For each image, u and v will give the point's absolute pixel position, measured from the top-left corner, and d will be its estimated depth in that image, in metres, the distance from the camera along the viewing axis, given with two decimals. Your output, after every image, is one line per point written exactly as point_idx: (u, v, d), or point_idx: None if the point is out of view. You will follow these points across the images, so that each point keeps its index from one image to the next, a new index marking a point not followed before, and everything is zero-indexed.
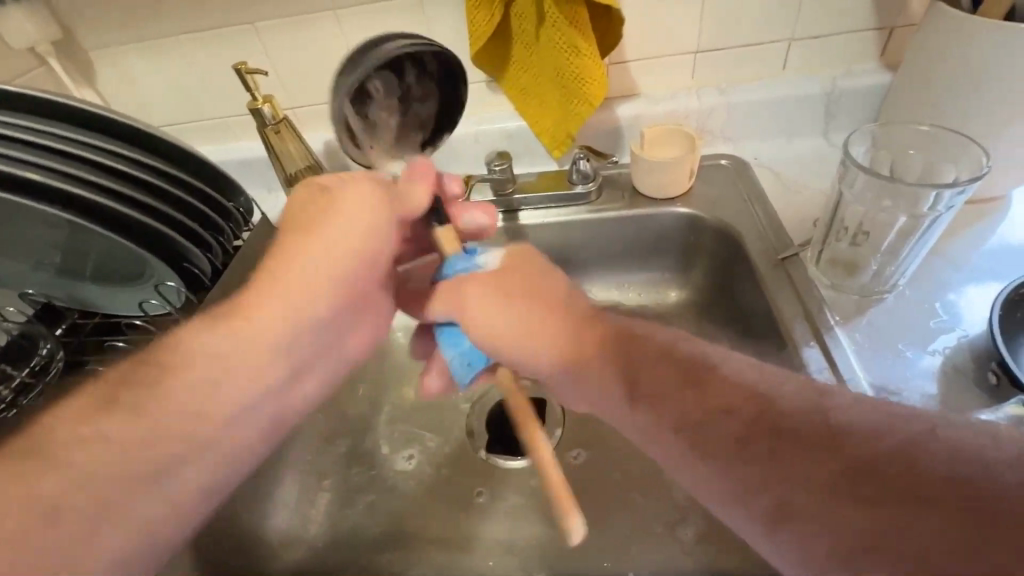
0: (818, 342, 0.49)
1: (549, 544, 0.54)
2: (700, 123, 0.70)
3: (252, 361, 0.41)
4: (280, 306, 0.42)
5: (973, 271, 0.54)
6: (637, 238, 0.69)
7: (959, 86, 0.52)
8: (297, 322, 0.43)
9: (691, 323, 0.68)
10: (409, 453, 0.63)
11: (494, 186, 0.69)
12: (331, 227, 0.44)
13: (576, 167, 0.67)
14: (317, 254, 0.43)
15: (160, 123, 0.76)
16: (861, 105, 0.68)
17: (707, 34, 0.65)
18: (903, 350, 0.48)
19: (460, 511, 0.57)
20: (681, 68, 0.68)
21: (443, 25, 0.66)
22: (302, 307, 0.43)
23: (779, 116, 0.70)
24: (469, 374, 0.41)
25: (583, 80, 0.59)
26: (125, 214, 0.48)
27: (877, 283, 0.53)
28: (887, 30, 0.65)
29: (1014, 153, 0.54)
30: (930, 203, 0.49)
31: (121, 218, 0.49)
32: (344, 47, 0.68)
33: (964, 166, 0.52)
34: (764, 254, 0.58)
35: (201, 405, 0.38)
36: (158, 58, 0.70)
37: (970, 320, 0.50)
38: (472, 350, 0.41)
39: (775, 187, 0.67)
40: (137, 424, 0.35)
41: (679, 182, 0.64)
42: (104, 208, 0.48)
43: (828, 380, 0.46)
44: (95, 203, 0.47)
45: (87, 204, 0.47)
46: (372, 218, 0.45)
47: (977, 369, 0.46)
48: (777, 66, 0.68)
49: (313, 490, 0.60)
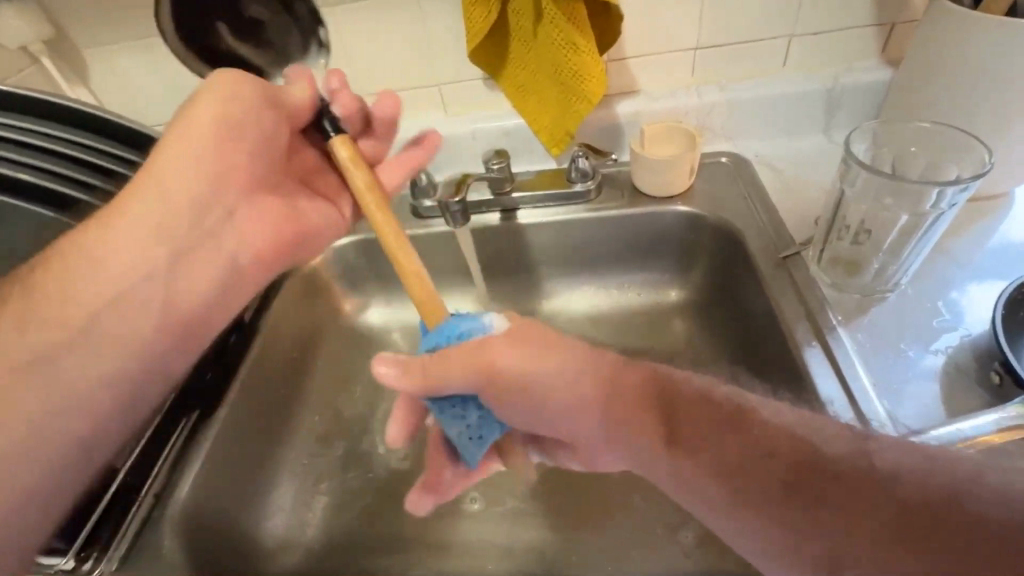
0: (820, 342, 0.49)
1: (548, 547, 0.54)
2: (699, 120, 0.70)
3: (131, 245, 0.44)
4: (152, 195, 0.44)
5: (976, 270, 0.53)
6: (636, 238, 0.68)
7: (961, 82, 0.52)
8: (169, 205, 0.45)
9: (691, 323, 0.68)
10: (407, 455, 0.62)
11: (492, 185, 0.68)
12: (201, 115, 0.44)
13: (575, 165, 0.67)
14: (188, 140, 0.44)
15: (155, 121, 0.76)
16: (862, 102, 0.68)
17: (706, 30, 0.64)
18: (906, 350, 0.48)
19: (457, 514, 0.57)
20: (681, 65, 0.67)
21: (440, 22, 0.65)
22: (175, 193, 0.45)
23: (780, 113, 0.69)
24: (477, 448, 0.40)
25: (582, 77, 0.58)
26: None
27: (879, 282, 0.53)
28: (888, 27, 0.64)
29: (1015, 151, 0.54)
30: (932, 201, 0.48)
31: None
32: (340, 44, 0.67)
33: (966, 164, 0.52)
34: (765, 252, 0.57)
35: (78, 294, 0.42)
36: (152, 56, 0.69)
37: (974, 320, 0.49)
38: (481, 423, 0.39)
39: (776, 185, 0.66)
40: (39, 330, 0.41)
41: (679, 180, 0.64)
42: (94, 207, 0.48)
43: (830, 380, 0.46)
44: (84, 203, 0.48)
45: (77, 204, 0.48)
46: (233, 107, 0.44)
47: (979, 369, 0.46)
48: (778, 62, 0.67)
49: (310, 492, 0.59)
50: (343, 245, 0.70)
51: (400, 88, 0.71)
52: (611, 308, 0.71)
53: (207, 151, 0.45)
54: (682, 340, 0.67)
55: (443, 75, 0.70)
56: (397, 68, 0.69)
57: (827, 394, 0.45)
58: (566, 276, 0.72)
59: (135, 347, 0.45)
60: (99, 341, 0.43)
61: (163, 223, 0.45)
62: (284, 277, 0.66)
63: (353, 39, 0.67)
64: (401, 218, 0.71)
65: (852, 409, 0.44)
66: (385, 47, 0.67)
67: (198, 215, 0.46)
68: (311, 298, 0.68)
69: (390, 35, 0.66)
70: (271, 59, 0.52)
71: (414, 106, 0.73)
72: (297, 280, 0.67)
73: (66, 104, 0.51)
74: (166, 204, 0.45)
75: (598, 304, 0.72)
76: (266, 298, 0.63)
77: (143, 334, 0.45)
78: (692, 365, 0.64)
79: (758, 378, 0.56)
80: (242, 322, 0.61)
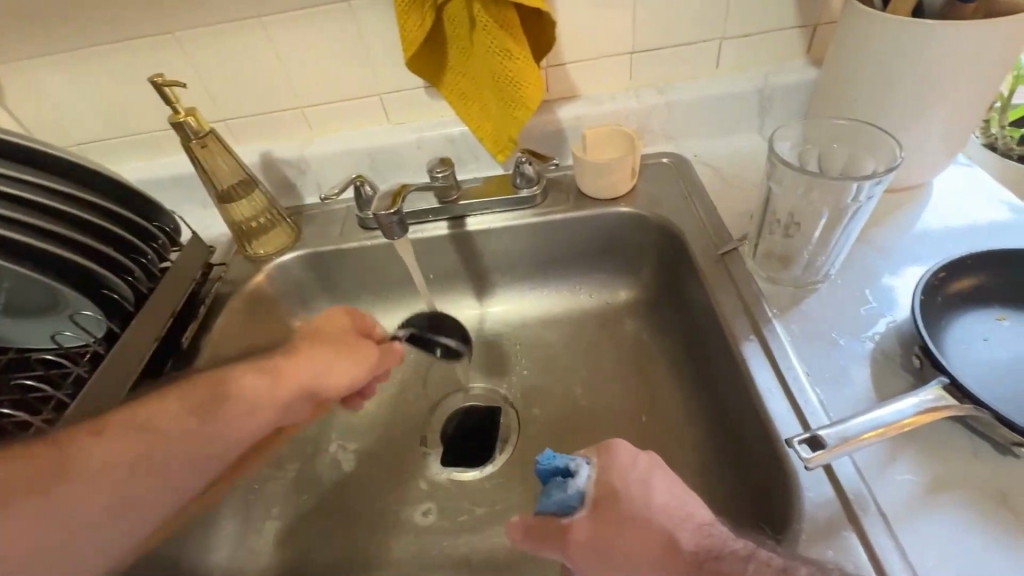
0: (757, 336, 0.50)
1: (509, 555, 0.53)
2: (640, 123, 0.71)
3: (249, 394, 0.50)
4: (262, 403, 0.50)
5: (899, 257, 0.56)
6: (584, 240, 0.69)
7: (876, 82, 0.54)
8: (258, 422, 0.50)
9: (641, 321, 0.69)
10: (363, 472, 0.61)
11: (438, 193, 0.68)
12: (315, 361, 0.53)
13: (520, 171, 0.67)
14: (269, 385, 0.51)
15: (83, 139, 0.72)
16: (791, 101, 0.70)
17: (640, 35, 0.66)
18: (837, 338, 0.49)
19: (413, 529, 0.56)
20: (618, 69, 0.69)
21: (373, 32, 0.64)
22: (262, 399, 0.50)
23: (716, 113, 0.71)
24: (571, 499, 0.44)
25: (518, 84, 0.58)
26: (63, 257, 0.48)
27: (810, 275, 0.55)
28: (811, 27, 0.67)
29: (926, 144, 0.57)
30: (853, 195, 0.50)
31: (54, 258, 0.48)
32: (274, 56, 0.65)
33: (881, 158, 0.54)
34: (705, 250, 0.59)
35: (146, 416, 0.45)
36: (71, 72, 0.65)
37: (898, 304, 0.51)
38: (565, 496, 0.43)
39: (715, 183, 0.68)
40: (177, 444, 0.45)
41: (621, 182, 0.65)
42: (46, 253, 0.47)
43: (766, 371, 0.47)
44: (40, 249, 0.47)
45: (29, 249, 0.47)
46: (357, 360, 0.55)
47: (903, 354, 0.47)
48: (711, 64, 0.69)
49: (259, 517, 0.57)
50: (287, 260, 0.68)
51: (340, 99, 0.70)
52: (565, 311, 0.72)
53: (296, 379, 0.52)
54: (633, 339, 0.68)
55: (382, 84, 0.69)
56: (334, 79, 0.68)
57: (764, 386, 0.46)
58: (518, 281, 0.72)
59: (114, 484, 0.42)
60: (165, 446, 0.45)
61: (183, 471, 0.45)
62: (225, 297, 0.64)
63: (286, 52, 0.65)
64: (348, 230, 0.70)
65: (788, 400, 0.45)
66: (320, 56, 0.66)
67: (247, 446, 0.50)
68: (256, 318, 0.66)
69: (323, 44, 0.65)
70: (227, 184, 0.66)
71: (356, 116, 0.72)
72: (239, 299, 0.64)
73: (14, 142, 0.51)
74: (240, 427, 0.49)
75: (551, 308, 0.72)
76: (206, 320, 0.61)
77: (119, 511, 0.42)
78: (642, 363, 0.65)
79: (703, 373, 0.57)
80: (181, 348, 0.59)
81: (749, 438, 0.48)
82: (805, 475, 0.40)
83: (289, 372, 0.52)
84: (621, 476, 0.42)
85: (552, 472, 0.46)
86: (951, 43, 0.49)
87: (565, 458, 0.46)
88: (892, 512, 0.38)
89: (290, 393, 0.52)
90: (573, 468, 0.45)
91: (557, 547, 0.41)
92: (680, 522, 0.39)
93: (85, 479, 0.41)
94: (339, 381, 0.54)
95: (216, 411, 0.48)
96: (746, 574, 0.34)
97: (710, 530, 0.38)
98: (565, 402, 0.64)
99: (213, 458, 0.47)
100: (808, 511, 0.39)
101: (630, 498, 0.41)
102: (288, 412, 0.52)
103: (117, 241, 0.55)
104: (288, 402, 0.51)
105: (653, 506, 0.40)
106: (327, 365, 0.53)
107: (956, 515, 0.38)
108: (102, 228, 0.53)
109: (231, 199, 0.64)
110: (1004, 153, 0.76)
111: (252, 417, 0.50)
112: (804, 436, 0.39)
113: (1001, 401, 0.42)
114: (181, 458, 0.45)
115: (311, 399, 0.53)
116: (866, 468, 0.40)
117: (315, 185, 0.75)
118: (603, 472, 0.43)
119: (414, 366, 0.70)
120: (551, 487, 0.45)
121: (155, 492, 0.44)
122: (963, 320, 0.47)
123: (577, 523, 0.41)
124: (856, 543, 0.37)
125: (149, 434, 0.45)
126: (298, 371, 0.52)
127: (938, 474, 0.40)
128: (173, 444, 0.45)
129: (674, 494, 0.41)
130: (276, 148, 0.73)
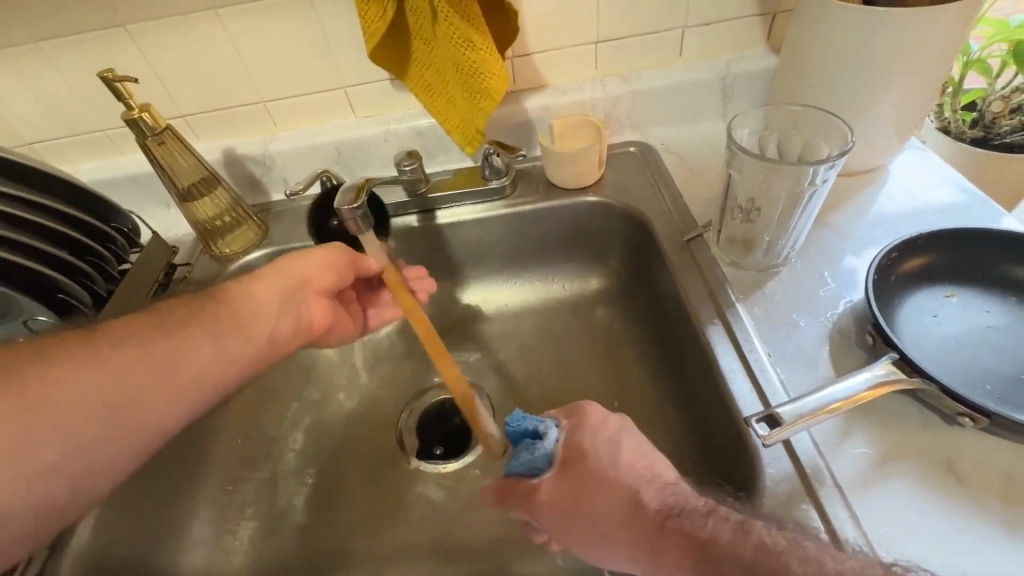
0: (721, 320, 0.51)
1: (490, 541, 0.54)
2: (606, 112, 0.71)
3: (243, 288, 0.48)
4: (249, 295, 0.48)
5: (855, 237, 0.58)
6: (553, 231, 0.69)
7: (830, 67, 0.56)
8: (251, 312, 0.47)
9: (611, 309, 0.70)
10: (338, 466, 0.61)
11: (406, 187, 0.67)
12: (300, 257, 0.51)
13: (489, 163, 0.67)
14: (259, 286, 0.49)
15: (34, 139, 0.69)
16: (753, 87, 0.72)
17: (605, 26, 0.66)
18: (797, 320, 0.51)
19: (390, 523, 0.56)
20: (584, 59, 0.69)
21: (335, 24, 0.63)
22: (257, 292, 0.48)
23: (680, 103, 0.72)
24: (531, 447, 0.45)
25: (483, 74, 0.58)
26: (13, 264, 0.47)
27: (771, 257, 0.56)
28: (771, 16, 0.68)
29: (878, 128, 0.59)
30: (810, 177, 0.51)
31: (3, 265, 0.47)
32: (231, 48, 0.63)
33: (835, 143, 0.56)
34: (672, 236, 0.60)
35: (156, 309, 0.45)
36: (16, 68, 0.62)
37: (856, 286, 0.53)
38: (534, 458, 0.43)
39: (679, 170, 0.69)
40: (170, 325, 0.43)
41: (589, 172, 0.65)
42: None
43: (729, 355, 0.49)
44: None
45: None
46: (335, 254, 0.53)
47: (857, 332, 0.49)
48: (675, 53, 0.70)
49: (235, 520, 0.57)
50: (255, 258, 0.67)
51: (302, 93, 0.69)
52: (537, 301, 0.72)
53: (284, 274, 0.50)
54: (604, 326, 0.69)
55: (347, 77, 0.68)
56: (296, 71, 0.66)
57: (728, 368, 0.48)
58: (490, 272, 0.73)
59: (137, 380, 0.40)
60: (165, 328, 0.43)
61: (208, 360, 0.44)
62: None
63: (247, 46, 0.63)
64: None
65: (749, 380, 0.47)
66: (281, 49, 0.64)
67: (281, 340, 0.49)
68: None
69: (285, 38, 0.63)
70: (257, 230, 0.68)
71: (320, 111, 0.71)
72: None
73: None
74: (262, 320, 0.48)
75: (524, 298, 0.72)
76: None
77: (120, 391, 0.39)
78: (612, 349, 0.66)
79: (672, 357, 0.59)
80: None
81: (714, 419, 0.49)
82: (765, 453, 0.42)
83: (277, 275, 0.50)
84: (588, 426, 0.43)
85: (523, 434, 0.46)
86: (903, 29, 0.50)
87: (535, 421, 0.46)
88: (847, 485, 0.40)
89: (278, 287, 0.49)
90: (541, 430, 0.45)
91: (523, 505, 0.42)
92: (644, 481, 0.40)
93: (108, 378, 0.39)
94: (316, 273, 0.52)
95: (224, 306, 0.46)
96: (708, 528, 0.36)
97: (672, 489, 0.39)
98: (540, 392, 0.64)
99: (240, 344, 0.46)
100: (769, 486, 0.40)
101: (598, 458, 0.41)
102: (310, 312, 0.52)
103: (72, 244, 0.53)
104: (302, 302, 0.51)
105: (620, 467, 0.40)
106: (309, 265, 0.51)
107: (905, 485, 0.40)
108: (54, 231, 0.51)
109: (193, 198, 0.62)
110: (956, 137, 0.80)
111: (267, 306, 0.48)
112: (760, 415, 0.40)
113: (950, 375, 0.44)
114: (208, 344, 0.44)
115: (322, 292, 0.53)
116: (823, 442, 0.42)
117: (282, 181, 0.73)
118: (572, 433, 0.44)
119: (388, 362, 0.69)
120: (515, 448, 0.46)
121: (158, 375, 0.41)
122: (915, 296, 0.49)
123: (544, 484, 0.41)
124: (813, 515, 0.38)
125: (165, 327, 0.43)
126: (285, 271, 0.50)
127: (888, 446, 0.42)
128: (192, 333, 0.44)
129: (641, 452, 0.42)
130: (239, 144, 0.71)
